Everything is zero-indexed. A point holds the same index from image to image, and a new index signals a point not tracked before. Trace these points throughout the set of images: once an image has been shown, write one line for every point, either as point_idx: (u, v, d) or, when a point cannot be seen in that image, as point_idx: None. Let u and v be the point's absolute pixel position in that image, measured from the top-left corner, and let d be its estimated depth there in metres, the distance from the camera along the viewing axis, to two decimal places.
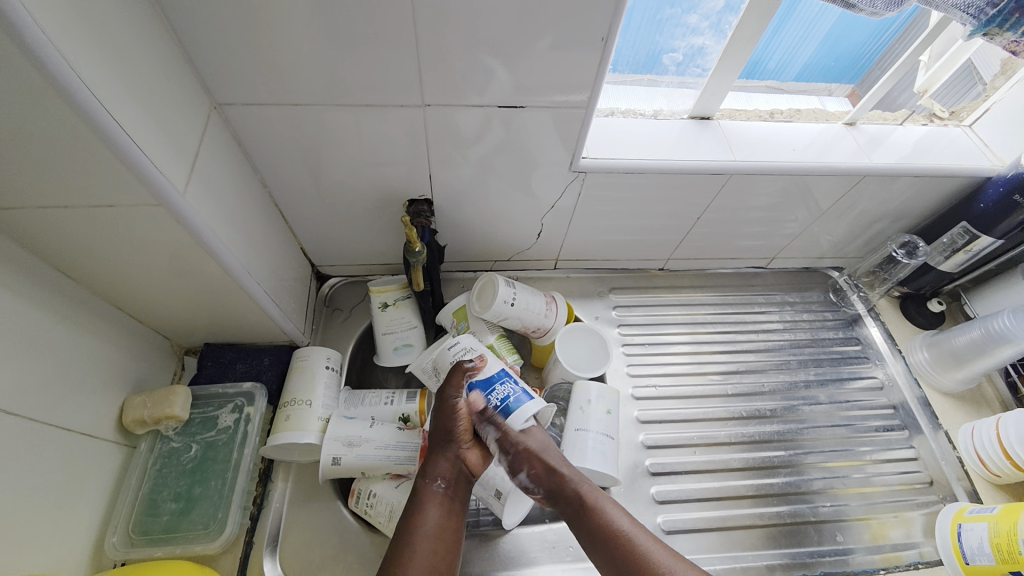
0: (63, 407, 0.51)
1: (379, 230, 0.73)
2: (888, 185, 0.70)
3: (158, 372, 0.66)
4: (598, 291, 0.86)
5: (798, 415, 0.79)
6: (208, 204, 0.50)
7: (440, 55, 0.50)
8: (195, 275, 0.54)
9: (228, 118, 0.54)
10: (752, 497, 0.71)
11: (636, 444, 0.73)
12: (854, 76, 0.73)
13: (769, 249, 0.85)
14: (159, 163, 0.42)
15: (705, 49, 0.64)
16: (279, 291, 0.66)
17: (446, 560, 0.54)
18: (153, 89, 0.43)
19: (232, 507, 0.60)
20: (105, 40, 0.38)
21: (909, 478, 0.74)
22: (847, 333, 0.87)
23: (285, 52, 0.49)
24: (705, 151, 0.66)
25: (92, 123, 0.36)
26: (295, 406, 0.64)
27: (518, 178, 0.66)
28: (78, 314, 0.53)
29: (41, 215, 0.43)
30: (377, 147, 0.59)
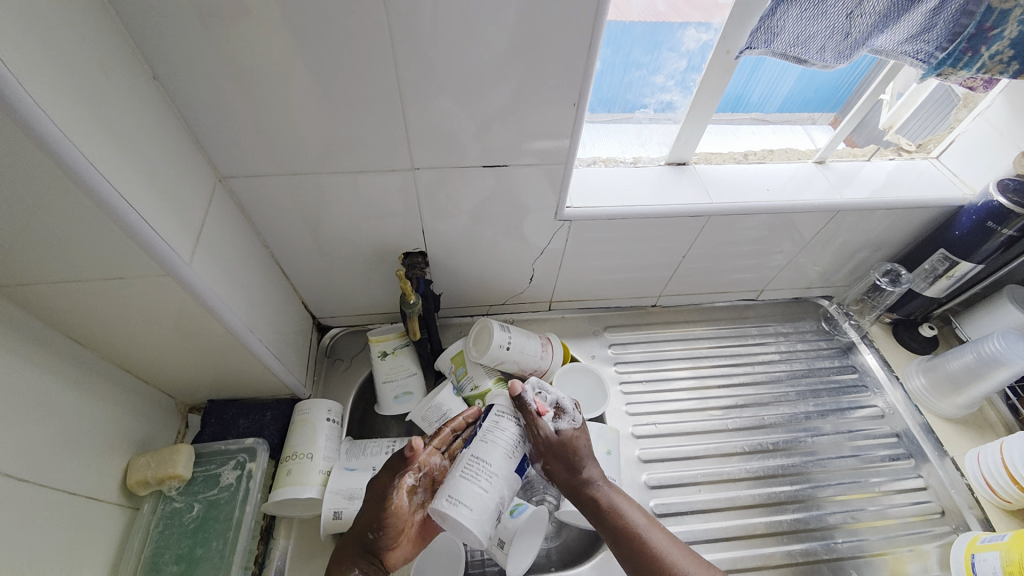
0: (69, 472, 0.52)
1: (376, 281, 0.75)
2: (866, 217, 0.73)
3: (162, 432, 0.67)
4: (593, 330, 0.87)
5: (803, 448, 0.78)
6: (215, 269, 0.53)
7: (428, 122, 0.54)
8: (201, 336, 0.56)
9: (233, 188, 0.58)
10: (761, 536, 0.69)
11: (640, 484, 0.72)
12: (835, 104, 0.76)
13: (758, 282, 0.87)
14: (169, 236, 0.45)
15: (675, 103, 0.68)
16: (280, 346, 0.68)
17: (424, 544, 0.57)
18: (165, 168, 0.47)
19: (233, 568, 0.59)
20: (120, 132, 0.41)
21: (922, 509, 0.73)
22: (843, 361, 0.87)
23: (284, 127, 0.53)
24: (684, 195, 0.69)
25: (108, 206, 0.39)
26: (296, 461, 0.64)
27: (508, 227, 0.69)
28: (87, 379, 0.55)
29: (59, 288, 0.45)
30: (372, 206, 0.63)
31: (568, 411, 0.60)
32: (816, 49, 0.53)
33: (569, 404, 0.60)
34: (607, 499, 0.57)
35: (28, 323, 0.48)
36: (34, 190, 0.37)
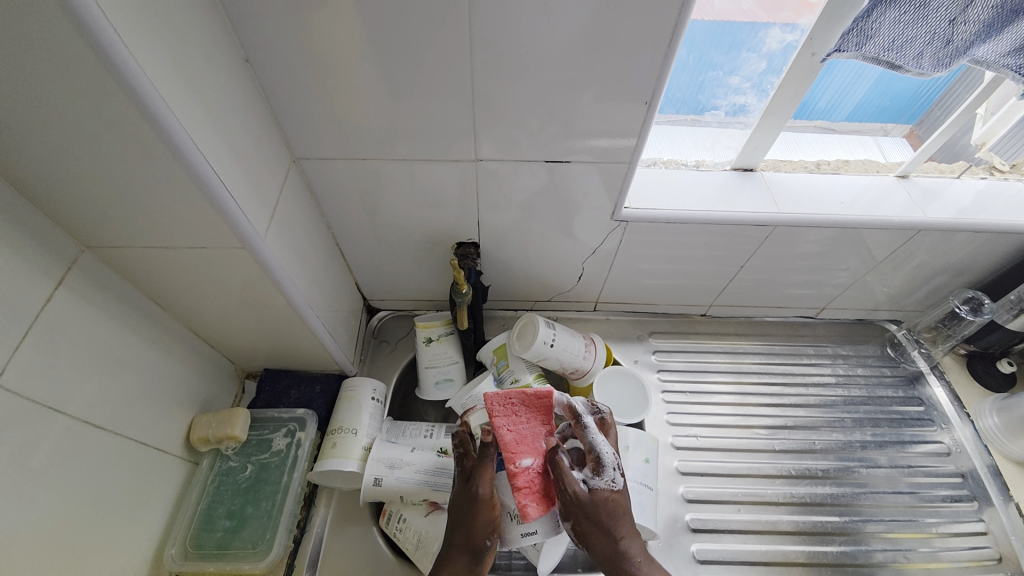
0: (141, 422, 0.57)
1: (427, 268, 0.77)
2: (947, 239, 0.68)
3: (223, 395, 0.72)
4: (637, 335, 0.86)
5: (855, 479, 0.74)
6: (282, 246, 0.55)
7: (492, 115, 0.55)
8: (264, 307, 0.59)
9: (304, 169, 0.61)
10: (802, 565, 0.66)
11: (676, 496, 0.71)
12: (911, 116, 0.70)
13: (819, 299, 0.83)
14: (247, 211, 0.48)
15: (748, 106, 0.65)
16: (334, 323, 0.71)
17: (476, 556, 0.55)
18: (247, 148, 0.50)
19: (279, 529, 0.63)
20: (213, 112, 0.44)
21: (979, 555, 0.68)
22: (908, 391, 0.82)
23: (357, 114, 0.55)
24: (749, 202, 0.66)
25: (198, 180, 0.42)
26: (341, 434, 0.67)
27: (561, 224, 0.69)
28: (164, 339, 0.60)
29: (146, 253, 0.49)
30: (430, 194, 0.64)
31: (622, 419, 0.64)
32: (913, 55, 0.49)
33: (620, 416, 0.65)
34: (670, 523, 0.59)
35: (118, 283, 0.53)
36: (137, 161, 0.40)
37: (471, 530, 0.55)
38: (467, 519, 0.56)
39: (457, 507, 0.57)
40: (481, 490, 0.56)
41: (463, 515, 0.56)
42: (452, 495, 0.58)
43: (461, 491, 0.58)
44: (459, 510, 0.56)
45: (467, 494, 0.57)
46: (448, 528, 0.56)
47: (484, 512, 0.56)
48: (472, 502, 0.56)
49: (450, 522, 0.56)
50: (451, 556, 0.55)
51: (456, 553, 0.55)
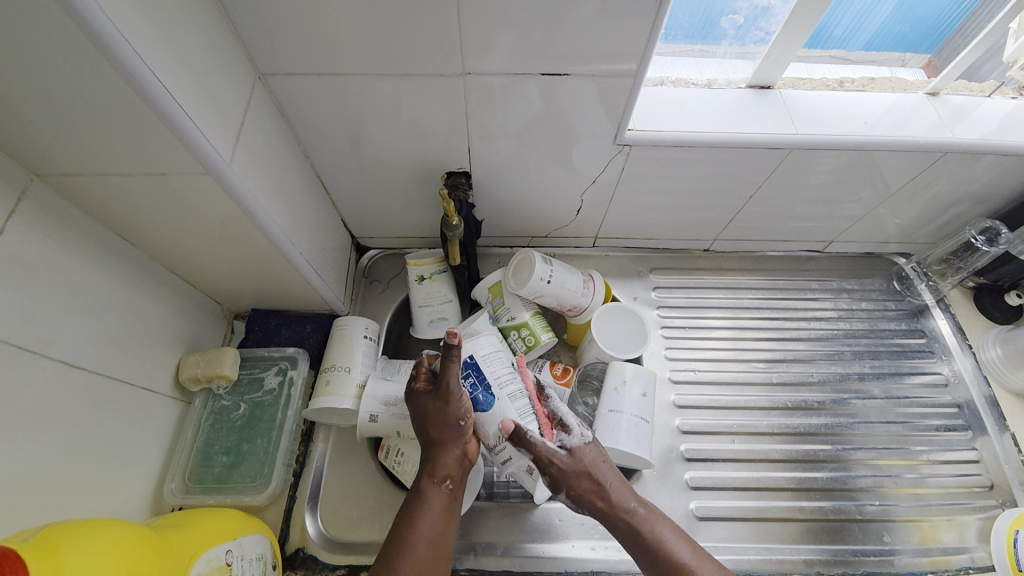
0: (124, 363, 0.55)
1: (417, 202, 0.73)
2: (971, 163, 0.63)
3: (211, 334, 0.70)
4: (637, 271, 0.83)
5: (848, 410, 0.74)
6: (254, 175, 0.51)
7: (481, 20, 0.48)
8: (242, 243, 0.55)
9: (272, 88, 0.55)
10: (792, 491, 0.68)
11: (672, 428, 0.71)
12: (930, 45, 0.66)
13: (827, 232, 0.80)
14: (206, 133, 0.43)
15: (770, 10, 0.58)
16: (320, 260, 0.68)
17: (452, 450, 0.55)
18: (203, 61, 0.44)
19: (276, 464, 0.64)
20: (153, 10, 0.38)
21: (968, 481, 0.70)
22: (910, 325, 0.81)
23: (326, 19, 0.48)
24: (763, 123, 0.61)
25: (145, 95, 0.37)
26: (334, 372, 0.66)
27: (560, 152, 0.63)
28: (138, 277, 0.56)
29: (102, 180, 0.45)
30: (416, 118, 0.59)
31: (573, 428, 0.57)
32: None
33: (574, 420, 0.58)
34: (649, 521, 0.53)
35: (78, 217, 0.49)
36: (69, 69, 0.34)
37: (449, 424, 0.55)
38: (441, 414, 0.55)
39: (429, 409, 0.56)
40: (448, 385, 0.55)
41: (435, 411, 0.55)
42: (420, 404, 0.57)
43: (428, 396, 0.57)
44: (431, 410, 0.56)
45: (435, 394, 0.56)
46: (424, 433, 0.56)
47: (458, 403, 0.55)
48: (441, 397, 0.55)
49: (427, 424, 0.56)
50: (436, 448, 0.55)
51: (441, 446, 0.55)
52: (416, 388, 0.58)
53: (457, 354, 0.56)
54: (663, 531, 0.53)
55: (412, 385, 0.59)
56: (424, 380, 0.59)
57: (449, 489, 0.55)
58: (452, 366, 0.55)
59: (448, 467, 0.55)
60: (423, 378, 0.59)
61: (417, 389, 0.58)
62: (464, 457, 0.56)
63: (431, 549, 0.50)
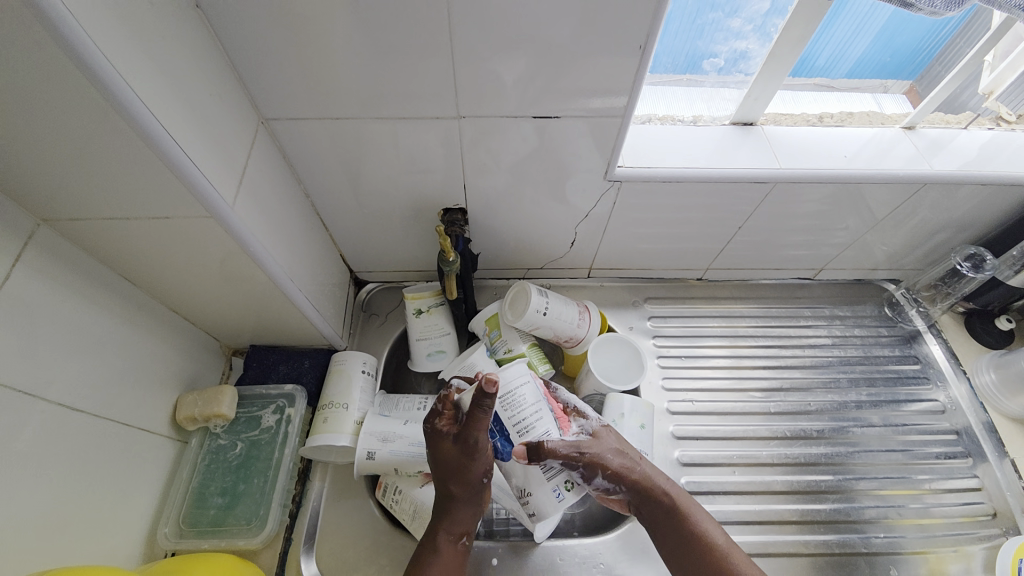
0: (122, 403, 0.55)
1: (414, 237, 0.74)
2: (951, 193, 0.66)
3: (209, 371, 0.70)
4: (632, 301, 0.84)
5: (848, 438, 0.74)
6: (256, 216, 0.52)
7: (474, 67, 0.51)
8: (242, 282, 0.56)
9: (275, 132, 0.57)
10: (796, 523, 0.67)
11: (671, 461, 0.71)
12: (912, 71, 0.69)
13: (817, 260, 0.81)
14: (212, 178, 0.45)
15: (749, 53, 0.62)
16: (319, 296, 0.69)
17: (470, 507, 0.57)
18: (209, 110, 0.46)
19: (272, 505, 0.63)
20: (161, 65, 0.40)
21: (972, 510, 0.69)
22: (904, 350, 0.82)
23: (328, 69, 0.51)
24: (748, 157, 0.64)
25: (153, 144, 0.38)
26: (332, 409, 0.66)
27: (553, 187, 0.65)
28: (140, 316, 0.57)
29: (107, 225, 0.46)
30: (413, 157, 0.61)
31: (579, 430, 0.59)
32: None
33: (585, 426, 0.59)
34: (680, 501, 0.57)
35: (83, 260, 0.50)
36: (83, 122, 0.36)
37: (471, 481, 0.56)
38: (463, 470, 0.55)
39: (452, 461, 0.55)
40: (479, 442, 0.54)
41: (459, 466, 0.55)
42: (441, 450, 0.55)
43: (451, 446, 0.55)
44: (455, 461, 0.55)
45: (461, 446, 0.55)
46: (444, 485, 0.56)
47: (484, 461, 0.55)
48: (468, 454, 0.54)
49: (447, 477, 0.56)
50: (454, 502, 0.56)
51: (459, 501, 0.56)
52: (438, 426, 0.56)
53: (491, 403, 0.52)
54: (695, 515, 0.56)
55: (434, 423, 0.57)
56: (447, 420, 0.57)
57: (466, 544, 0.57)
58: (482, 419, 0.53)
59: (464, 524, 0.57)
60: (447, 419, 0.57)
61: (440, 431, 0.56)
62: (478, 509, 0.58)
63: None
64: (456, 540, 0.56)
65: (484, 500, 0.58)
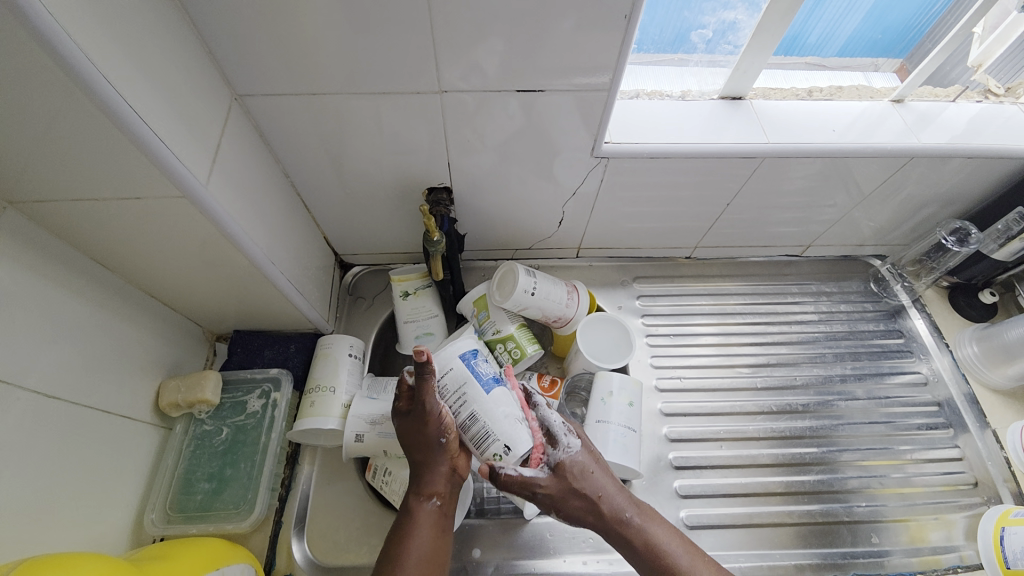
0: (102, 392, 0.54)
1: (399, 218, 0.73)
2: (938, 167, 0.65)
3: (192, 357, 0.69)
4: (621, 280, 0.84)
5: (833, 411, 0.75)
6: (233, 197, 0.51)
7: (456, 39, 0.49)
8: (221, 265, 0.55)
9: (249, 109, 0.55)
10: (782, 495, 0.68)
11: (660, 437, 0.71)
12: (902, 49, 0.68)
13: (804, 236, 0.81)
14: (183, 157, 0.43)
15: (738, 24, 0.60)
16: (303, 279, 0.67)
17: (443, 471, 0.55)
18: (179, 86, 0.44)
19: (260, 489, 0.62)
20: (123, 35, 0.38)
21: (952, 479, 0.71)
22: (888, 325, 0.83)
23: (302, 42, 0.48)
24: (736, 133, 0.63)
25: (118, 121, 0.36)
26: (319, 393, 0.65)
27: (540, 165, 0.64)
28: (117, 303, 0.56)
29: (76, 207, 0.44)
30: (395, 135, 0.59)
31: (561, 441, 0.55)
32: None
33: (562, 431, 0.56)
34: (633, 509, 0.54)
35: (53, 244, 0.48)
36: (40, 97, 0.34)
37: (431, 442, 0.54)
38: (421, 432, 0.54)
39: (409, 431, 0.55)
40: (428, 405, 0.53)
41: (416, 432, 0.55)
42: (401, 426, 0.56)
43: (408, 417, 0.56)
44: (413, 429, 0.55)
45: (414, 415, 0.55)
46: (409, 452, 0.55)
47: (438, 420, 0.53)
48: (420, 419, 0.54)
49: (409, 445, 0.55)
50: (423, 467, 0.55)
51: (426, 464, 0.55)
52: (398, 405, 0.57)
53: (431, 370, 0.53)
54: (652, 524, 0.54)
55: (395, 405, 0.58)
56: (406, 400, 0.57)
57: (437, 506, 0.54)
58: (427, 384, 0.53)
59: (435, 484, 0.54)
60: (405, 398, 0.57)
61: (398, 410, 0.57)
62: (452, 472, 0.55)
63: (429, 568, 0.50)
64: (428, 501, 0.54)
65: (456, 462, 0.56)
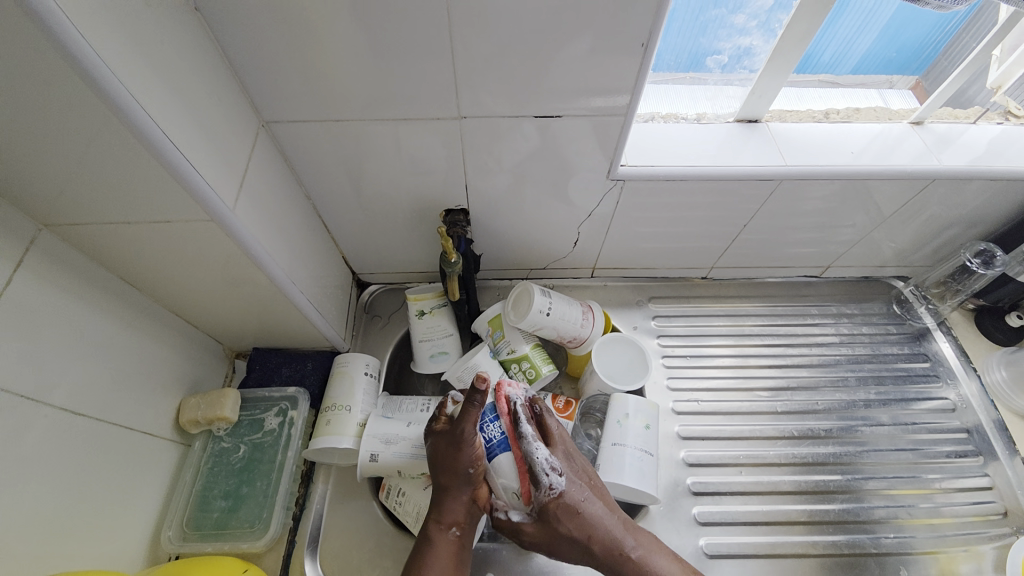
0: (125, 408, 0.55)
1: (416, 238, 0.74)
2: (960, 188, 0.65)
3: (212, 375, 0.70)
4: (637, 300, 0.84)
5: (857, 437, 0.73)
6: (257, 219, 0.52)
7: (475, 66, 0.50)
8: (244, 285, 0.56)
9: (275, 133, 0.57)
10: (805, 524, 0.66)
11: (677, 461, 0.70)
12: (918, 68, 0.68)
13: (823, 257, 0.80)
14: (211, 180, 0.45)
15: (754, 48, 0.61)
16: (321, 298, 0.68)
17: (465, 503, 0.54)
18: (209, 113, 0.46)
19: (275, 508, 0.62)
20: (159, 67, 0.39)
21: (982, 509, 0.68)
22: (913, 348, 0.81)
23: (327, 70, 0.50)
24: (753, 155, 0.63)
25: (152, 148, 0.38)
26: (335, 411, 0.65)
27: (555, 187, 0.65)
28: (142, 321, 0.57)
29: (109, 229, 0.46)
30: (415, 158, 0.60)
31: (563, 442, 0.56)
32: None
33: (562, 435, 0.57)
34: (634, 548, 0.54)
35: (85, 264, 0.50)
36: (81, 126, 0.36)
37: (458, 470, 0.54)
38: (451, 460, 0.54)
39: (440, 453, 0.55)
40: (463, 433, 0.53)
41: (446, 456, 0.54)
42: (433, 446, 0.56)
43: (443, 439, 0.56)
44: (443, 453, 0.55)
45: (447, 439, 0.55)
46: (435, 474, 0.55)
47: (469, 452, 0.53)
48: (453, 444, 0.54)
49: (437, 468, 0.55)
50: (444, 494, 0.54)
51: (448, 491, 0.54)
52: (435, 425, 0.58)
53: (477, 401, 0.52)
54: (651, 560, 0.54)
55: (434, 424, 0.58)
56: (445, 421, 0.58)
57: (456, 536, 0.54)
58: (469, 413, 0.53)
59: (454, 514, 0.54)
60: (443, 420, 0.58)
61: (435, 430, 0.57)
62: (473, 504, 0.55)
63: None
64: (448, 530, 0.54)
65: (479, 494, 0.55)
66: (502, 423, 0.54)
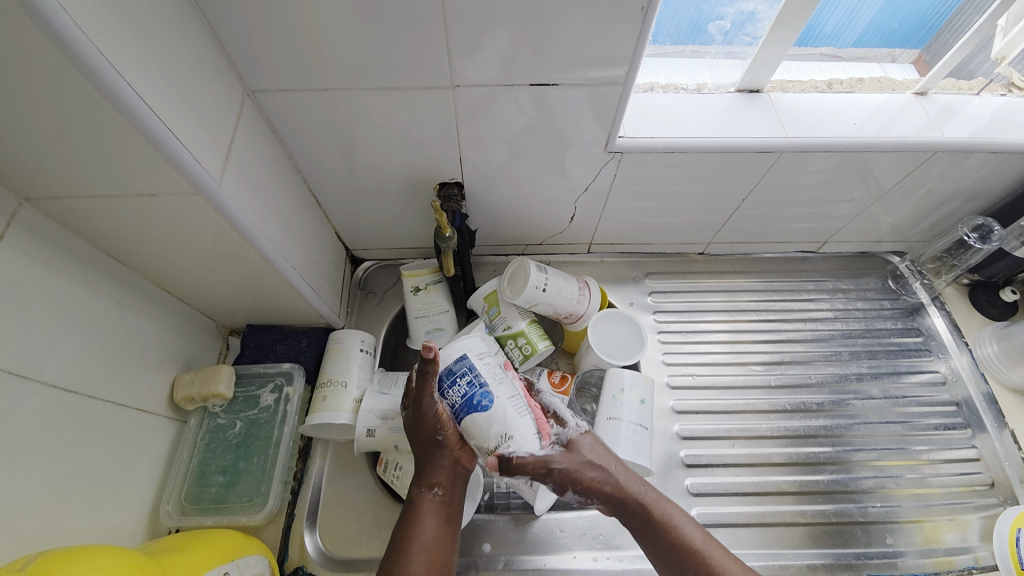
0: (118, 385, 0.55)
1: (410, 213, 0.72)
2: (960, 161, 0.64)
3: (205, 352, 0.69)
4: (633, 276, 0.83)
5: (848, 410, 0.74)
6: (246, 193, 0.51)
7: (469, 33, 0.48)
8: (234, 261, 0.55)
9: (261, 104, 0.55)
10: (794, 494, 0.68)
11: (671, 434, 0.71)
12: (920, 40, 0.67)
13: (821, 232, 0.80)
14: (197, 153, 0.43)
15: (757, 15, 0.59)
16: (314, 274, 0.67)
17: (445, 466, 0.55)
18: (191, 81, 0.44)
19: (273, 482, 0.63)
20: (137, 32, 0.37)
21: (968, 479, 0.70)
22: (906, 323, 0.81)
23: (314, 36, 0.48)
24: (753, 126, 0.61)
25: (133, 119, 0.36)
26: (331, 387, 0.65)
27: (552, 160, 0.63)
28: (132, 298, 0.56)
29: (92, 203, 0.45)
30: (407, 130, 0.59)
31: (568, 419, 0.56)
32: None
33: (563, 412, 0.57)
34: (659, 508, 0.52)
35: (69, 240, 0.48)
36: (56, 94, 0.34)
37: (430, 435, 0.54)
38: (421, 427, 0.55)
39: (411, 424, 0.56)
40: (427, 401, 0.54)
41: (416, 425, 0.55)
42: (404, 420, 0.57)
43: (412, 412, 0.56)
44: (414, 424, 0.56)
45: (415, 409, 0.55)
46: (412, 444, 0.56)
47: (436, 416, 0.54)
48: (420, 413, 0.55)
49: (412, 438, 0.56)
50: (423, 460, 0.55)
51: (427, 457, 0.55)
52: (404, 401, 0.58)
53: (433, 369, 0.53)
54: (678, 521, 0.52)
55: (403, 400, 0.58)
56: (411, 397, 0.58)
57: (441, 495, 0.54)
58: (428, 381, 0.53)
59: (435, 475, 0.54)
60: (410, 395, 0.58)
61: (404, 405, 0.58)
62: (454, 465, 0.55)
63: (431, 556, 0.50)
64: (430, 491, 0.54)
65: (458, 455, 0.56)
66: (461, 387, 0.51)
